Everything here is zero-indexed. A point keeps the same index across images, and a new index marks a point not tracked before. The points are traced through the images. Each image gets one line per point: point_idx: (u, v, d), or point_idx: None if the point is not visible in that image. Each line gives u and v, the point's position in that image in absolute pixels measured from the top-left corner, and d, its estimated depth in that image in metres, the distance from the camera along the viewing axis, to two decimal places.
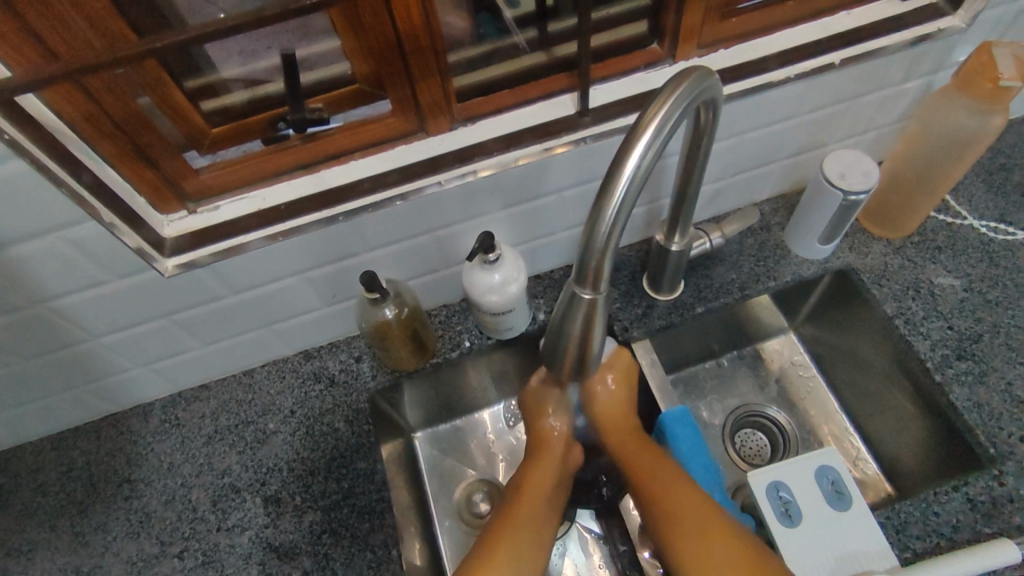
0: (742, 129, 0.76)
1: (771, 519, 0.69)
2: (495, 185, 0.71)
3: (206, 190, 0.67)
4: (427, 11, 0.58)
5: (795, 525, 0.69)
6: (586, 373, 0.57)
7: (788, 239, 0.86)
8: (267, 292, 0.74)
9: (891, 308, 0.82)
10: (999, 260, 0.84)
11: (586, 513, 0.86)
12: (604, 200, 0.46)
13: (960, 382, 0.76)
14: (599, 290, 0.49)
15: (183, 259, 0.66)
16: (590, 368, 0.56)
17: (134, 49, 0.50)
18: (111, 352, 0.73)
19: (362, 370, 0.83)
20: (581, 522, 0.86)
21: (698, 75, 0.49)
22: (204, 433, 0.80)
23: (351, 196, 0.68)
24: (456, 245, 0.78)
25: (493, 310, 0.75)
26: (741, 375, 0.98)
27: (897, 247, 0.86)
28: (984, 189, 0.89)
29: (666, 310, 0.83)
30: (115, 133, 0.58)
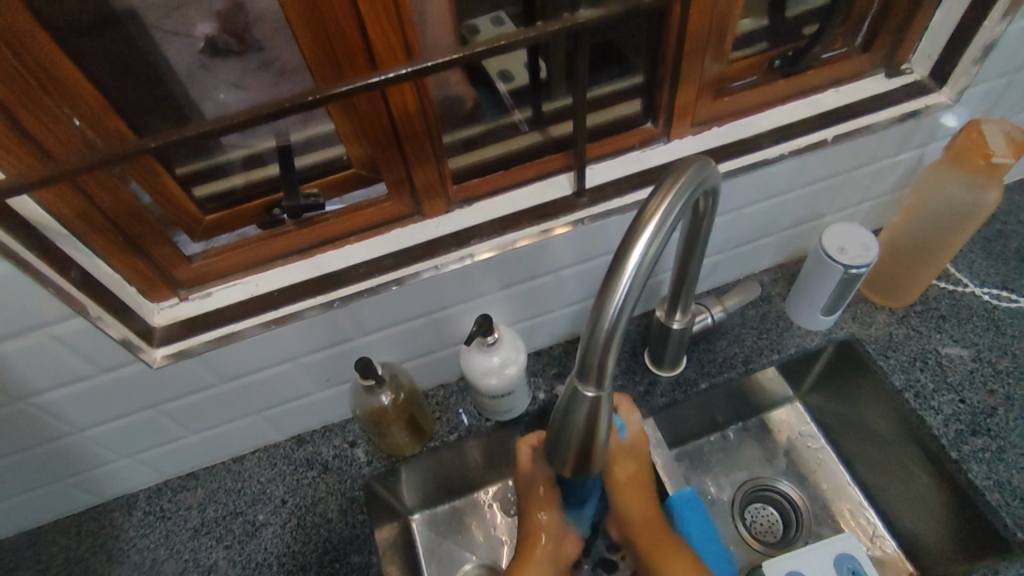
0: (739, 205, 0.76)
1: None
2: (493, 267, 0.70)
3: (199, 277, 0.66)
4: (422, 99, 0.59)
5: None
6: (590, 468, 0.55)
7: (789, 310, 0.85)
8: (259, 378, 0.71)
9: (900, 381, 0.80)
10: (1005, 327, 0.82)
11: None
12: (606, 296, 0.45)
13: (977, 459, 0.74)
14: (602, 387, 0.48)
15: (171, 349, 0.64)
16: (595, 462, 0.54)
17: (128, 148, 0.49)
18: (96, 446, 0.70)
19: (356, 456, 0.80)
20: None
21: (697, 166, 0.49)
22: (190, 527, 0.76)
23: (346, 281, 0.66)
24: (454, 327, 0.76)
25: (492, 393, 0.73)
26: (748, 448, 0.95)
27: (901, 317, 0.85)
28: (983, 256, 0.88)
29: (669, 387, 0.81)
30: (108, 227, 0.57)
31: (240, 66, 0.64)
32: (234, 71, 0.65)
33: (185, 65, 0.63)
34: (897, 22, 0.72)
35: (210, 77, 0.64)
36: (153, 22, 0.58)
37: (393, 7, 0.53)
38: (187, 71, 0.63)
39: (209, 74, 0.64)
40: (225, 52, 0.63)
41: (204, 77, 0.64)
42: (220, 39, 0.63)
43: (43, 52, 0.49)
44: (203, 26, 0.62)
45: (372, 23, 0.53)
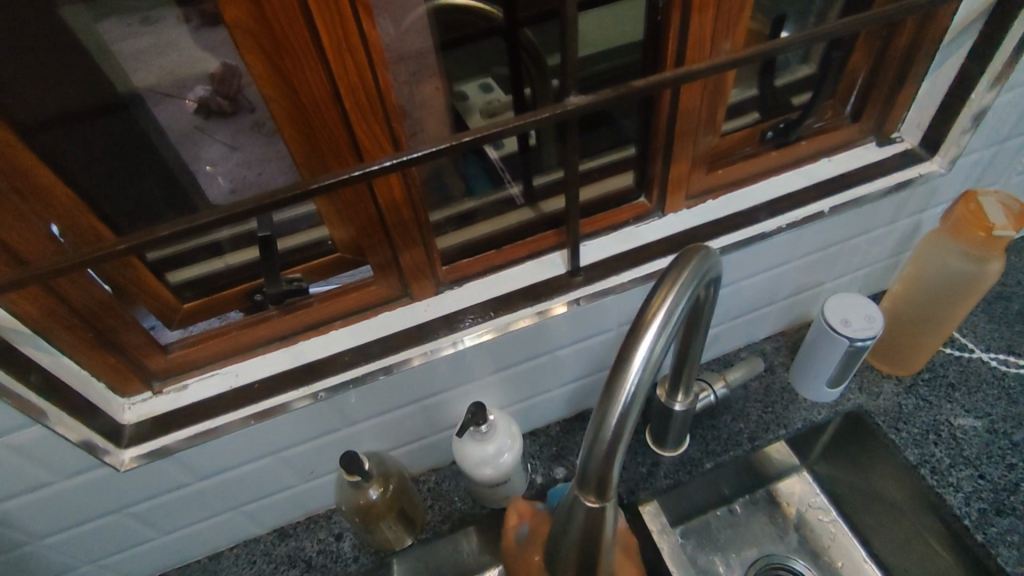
0: (738, 277, 0.74)
1: None
2: (487, 350, 0.67)
3: (174, 369, 0.62)
4: (407, 184, 0.58)
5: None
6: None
7: (794, 382, 0.82)
8: (237, 475, 0.67)
9: (914, 455, 0.76)
10: (1017, 396, 0.79)
11: None
12: (608, 401, 0.42)
13: (1005, 541, 0.69)
14: (605, 497, 0.44)
15: (140, 450, 0.60)
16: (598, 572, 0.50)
17: (103, 249, 0.47)
18: (57, 553, 0.65)
19: (342, 551, 0.74)
20: None
21: (700, 258, 0.47)
22: None
23: (330, 370, 0.63)
24: (446, 412, 0.72)
25: (486, 483, 0.68)
26: (758, 525, 0.90)
27: (909, 385, 0.81)
28: (986, 319, 0.86)
29: (673, 468, 0.77)
30: (79, 325, 0.54)
31: (232, 129, 0.61)
32: (227, 133, 0.62)
33: (180, 128, 0.62)
34: (885, 94, 0.72)
35: (203, 139, 0.63)
36: (148, 88, 0.58)
37: (378, 97, 0.51)
38: (181, 135, 0.62)
39: (204, 135, 0.63)
40: (217, 115, 0.61)
41: (197, 137, 0.63)
42: (212, 101, 0.60)
43: (14, 154, 0.46)
44: (196, 91, 0.60)
45: (357, 113, 0.51)
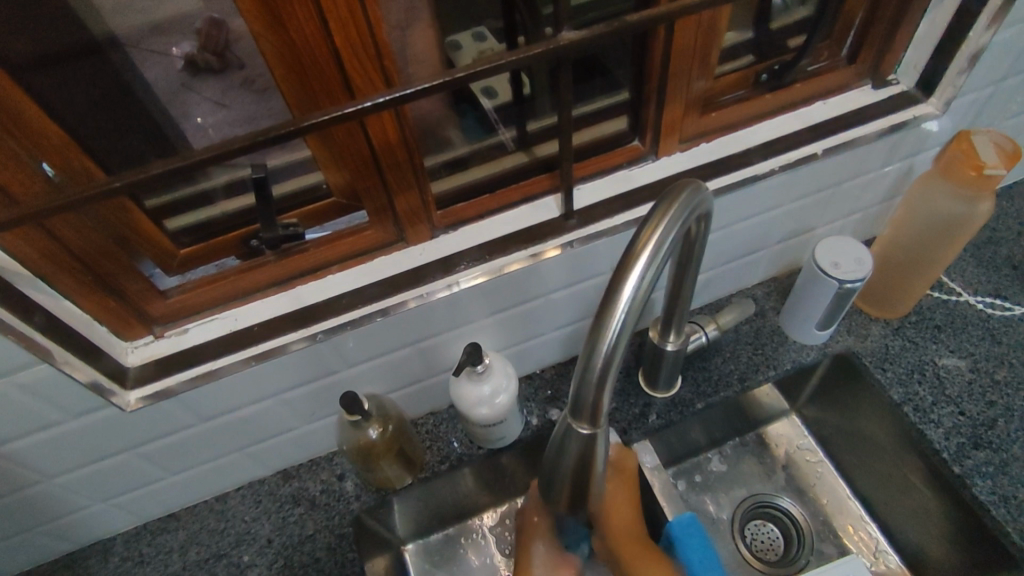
0: (730, 221, 0.75)
1: None
2: (483, 293, 0.68)
3: (175, 313, 0.64)
4: (401, 125, 0.58)
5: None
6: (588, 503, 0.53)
7: (784, 324, 0.84)
8: (238, 417, 0.68)
9: (897, 394, 0.78)
10: (1000, 336, 0.81)
11: None
12: (598, 332, 0.43)
13: (979, 474, 0.72)
14: (597, 425, 0.46)
15: (145, 391, 0.61)
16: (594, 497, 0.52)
17: (95, 188, 0.47)
18: (66, 494, 0.67)
19: (345, 490, 0.77)
20: None
21: (689, 192, 0.47)
22: (172, 571, 0.74)
23: (328, 313, 0.64)
24: (442, 355, 0.73)
25: (482, 422, 0.70)
26: (747, 466, 0.94)
27: (896, 327, 0.83)
28: (974, 263, 0.88)
29: (665, 408, 0.79)
30: (76, 267, 0.55)
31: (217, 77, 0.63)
32: (217, 89, 0.62)
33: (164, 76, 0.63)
34: (883, 33, 0.71)
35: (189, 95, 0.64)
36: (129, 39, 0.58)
37: (369, 34, 0.51)
38: (169, 92, 0.62)
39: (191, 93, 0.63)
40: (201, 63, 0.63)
41: (185, 95, 0.63)
42: (199, 58, 0.60)
43: (1, 90, 0.46)
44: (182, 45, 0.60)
45: (348, 50, 0.51)
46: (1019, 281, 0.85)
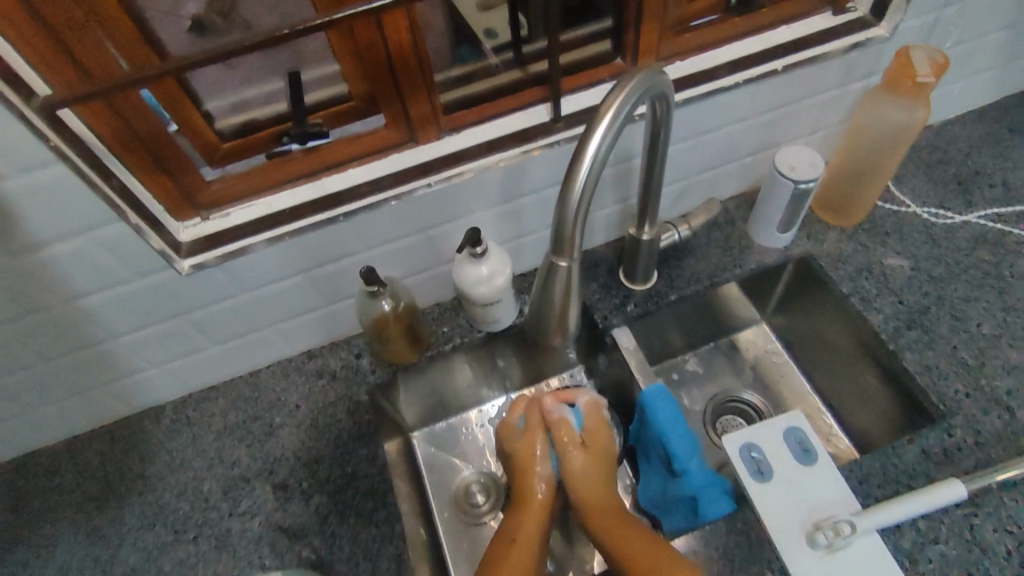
0: (701, 131, 0.85)
1: (789, 459, 0.76)
2: (481, 186, 0.79)
3: (218, 199, 0.73)
4: (414, 33, 0.67)
5: (826, 555, 0.70)
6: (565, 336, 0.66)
7: (751, 232, 0.94)
8: (272, 292, 0.79)
9: (847, 287, 0.89)
10: (940, 241, 0.92)
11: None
12: (570, 178, 0.54)
13: (911, 348, 0.83)
14: (573, 256, 0.57)
15: (197, 260, 0.72)
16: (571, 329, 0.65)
17: (163, 67, 0.56)
18: (124, 354, 0.78)
19: (361, 366, 0.89)
20: None
21: (649, 71, 0.57)
22: (214, 429, 0.86)
23: (349, 198, 0.75)
24: (446, 245, 0.84)
25: (480, 302, 0.82)
26: (718, 365, 1.06)
27: (851, 234, 0.93)
28: (924, 179, 0.98)
29: (643, 299, 0.90)
30: (137, 144, 0.64)
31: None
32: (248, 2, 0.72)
33: None
34: None
35: None
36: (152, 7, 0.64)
37: None
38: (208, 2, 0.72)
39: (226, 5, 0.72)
40: None
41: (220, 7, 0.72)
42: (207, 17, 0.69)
43: None
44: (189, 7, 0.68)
45: None
46: (961, 195, 0.96)
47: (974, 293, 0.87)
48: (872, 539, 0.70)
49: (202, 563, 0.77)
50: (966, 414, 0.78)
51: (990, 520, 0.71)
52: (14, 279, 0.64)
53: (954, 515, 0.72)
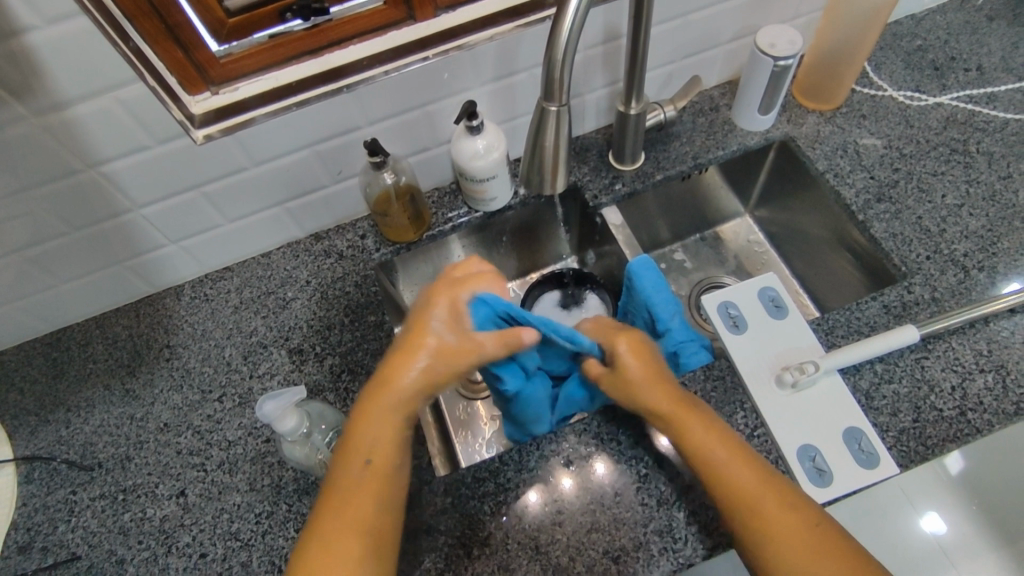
0: (688, 10, 0.88)
1: (763, 314, 0.82)
2: (476, 61, 0.82)
3: (228, 75, 0.75)
4: None
5: (791, 394, 0.75)
6: (552, 180, 0.75)
7: (734, 115, 0.99)
8: (282, 165, 0.84)
9: (823, 165, 0.95)
10: (914, 122, 0.97)
11: (573, 477, 0.73)
12: (558, 27, 0.57)
13: (880, 218, 0.89)
14: (561, 101, 0.64)
15: (210, 131, 0.75)
16: (556, 176, 0.75)
17: None
18: (148, 226, 0.83)
19: (367, 245, 0.94)
20: (566, 484, 0.73)
21: None
22: (231, 303, 0.90)
23: (352, 71, 0.78)
24: (444, 122, 0.89)
25: (477, 176, 0.87)
26: (703, 253, 1.12)
27: (829, 117, 0.99)
28: (903, 67, 1.02)
29: (630, 179, 0.96)
30: (151, 12, 0.65)
31: None
32: None
33: None
34: None
35: None
36: None
37: None
38: None
39: None
40: None
41: None
42: None
43: None
44: None
45: None
46: (937, 79, 1.00)
47: (941, 168, 0.92)
48: (831, 380, 0.76)
49: (227, 418, 0.80)
50: (925, 274, 0.83)
51: (939, 361, 0.77)
52: (48, 140, 0.69)
53: (906, 359, 0.77)
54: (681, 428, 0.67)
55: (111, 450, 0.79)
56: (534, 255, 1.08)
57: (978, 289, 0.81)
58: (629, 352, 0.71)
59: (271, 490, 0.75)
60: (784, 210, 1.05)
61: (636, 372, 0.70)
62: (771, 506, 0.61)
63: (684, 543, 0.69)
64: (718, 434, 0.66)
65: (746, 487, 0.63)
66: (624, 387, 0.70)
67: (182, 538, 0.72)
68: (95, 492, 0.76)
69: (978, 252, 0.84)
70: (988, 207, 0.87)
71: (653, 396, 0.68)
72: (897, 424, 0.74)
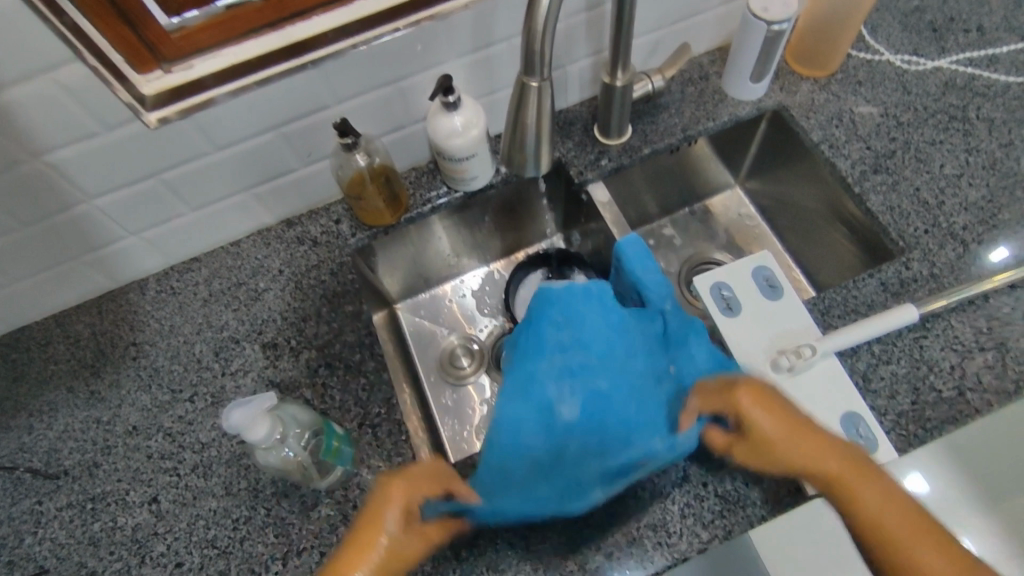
0: None
1: (757, 295, 0.79)
2: (450, 32, 0.76)
3: (182, 51, 0.69)
4: None
5: (788, 379, 0.73)
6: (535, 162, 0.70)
7: (724, 84, 0.95)
8: (246, 149, 0.78)
9: (818, 136, 0.90)
10: (911, 88, 0.93)
11: None
12: None
13: (877, 191, 0.85)
14: (541, 76, 0.59)
15: (163, 114, 0.69)
16: (538, 157, 0.70)
17: None
18: (103, 218, 0.77)
19: (342, 230, 0.89)
20: None
21: None
22: (200, 297, 0.85)
23: (316, 45, 0.72)
24: (418, 98, 0.83)
25: (456, 155, 0.82)
26: (692, 229, 1.09)
27: (823, 84, 0.94)
28: (900, 29, 0.97)
29: (617, 154, 0.91)
30: None
31: None
32: None
33: None
34: None
35: None
36: None
37: None
38: None
39: None
40: None
41: None
42: None
43: None
44: None
45: None
46: (936, 42, 0.96)
47: (939, 137, 0.88)
48: (828, 362, 0.73)
49: (200, 419, 0.76)
50: (923, 249, 0.80)
51: (938, 340, 0.75)
52: None
53: (905, 339, 0.75)
54: (847, 487, 0.58)
55: (77, 457, 0.75)
56: (518, 234, 1.04)
57: (977, 264, 0.79)
58: (753, 409, 0.62)
59: (249, 494, 0.72)
60: (777, 182, 1.02)
61: (772, 431, 0.61)
62: (929, 552, 0.54)
63: (679, 536, 0.67)
64: (854, 463, 0.59)
65: (900, 517, 0.56)
66: (766, 456, 0.62)
67: (157, 547, 0.70)
68: (62, 502, 0.73)
69: (977, 224, 0.81)
70: (988, 176, 0.84)
71: (783, 428, 0.61)
72: (895, 407, 0.72)
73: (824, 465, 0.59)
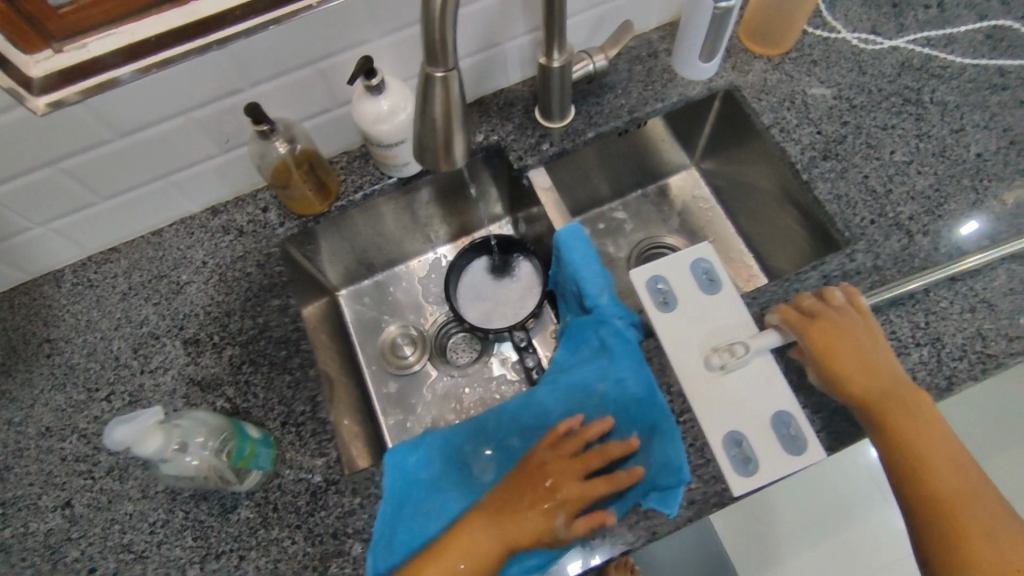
0: None
1: (695, 289, 0.76)
2: (371, 9, 0.71)
3: (72, 28, 0.64)
4: None
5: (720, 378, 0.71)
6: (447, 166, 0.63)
7: (674, 63, 0.90)
8: (156, 135, 0.73)
9: (769, 118, 0.87)
10: (867, 68, 0.89)
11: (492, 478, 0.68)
12: None
13: (825, 178, 0.82)
14: (448, 65, 0.54)
15: (54, 98, 0.64)
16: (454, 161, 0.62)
17: None
18: (5, 209, 0.73)
19: (269, 219, 0.85)
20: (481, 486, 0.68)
21: None
22: (119, 290, 0.81)
23: (223, 24, 0.67)
24: (343, 79, 0.78)
25: (384, 140, 0.77)
26: (644, 212, 1.06)
27: (776, 63, 0.90)
28: (859, 4, 0.93)
29: (559, 137, 0.87)
30: None
31: None
32: None
33: None
34: None
35: None
36: None
37: None
38: None
39: None
40: None
41: None
42: None
43: None
44: None
45: None
46: (895, 18, 0.91)
47: (892, 121, 0.85)
48: (762, 360, 0.71)
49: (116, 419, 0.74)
50: (869, 240, 0.78)
51: None
52: None
53: None
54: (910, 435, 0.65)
55: None
56: (462, 219, 1.01)
57: (921, 256, 0.76)
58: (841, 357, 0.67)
59: (166, 497, 0.69)
60: (729, 165, 0.98)
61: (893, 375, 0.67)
62: (949, 483, 0.63)
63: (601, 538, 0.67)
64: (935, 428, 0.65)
65: (942, 470, 0.64)
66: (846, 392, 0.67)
67: (70, 553, 0.68)
68: None
69: (924, 214, 0.79)
70: (937, 163, 0.81)
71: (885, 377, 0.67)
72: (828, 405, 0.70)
73: (896, 421, 0.65)
